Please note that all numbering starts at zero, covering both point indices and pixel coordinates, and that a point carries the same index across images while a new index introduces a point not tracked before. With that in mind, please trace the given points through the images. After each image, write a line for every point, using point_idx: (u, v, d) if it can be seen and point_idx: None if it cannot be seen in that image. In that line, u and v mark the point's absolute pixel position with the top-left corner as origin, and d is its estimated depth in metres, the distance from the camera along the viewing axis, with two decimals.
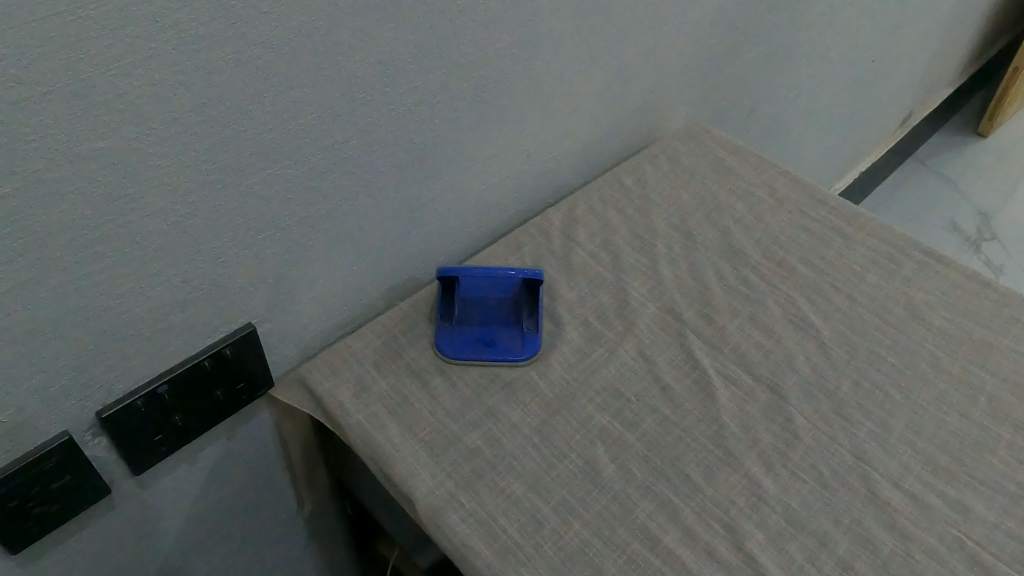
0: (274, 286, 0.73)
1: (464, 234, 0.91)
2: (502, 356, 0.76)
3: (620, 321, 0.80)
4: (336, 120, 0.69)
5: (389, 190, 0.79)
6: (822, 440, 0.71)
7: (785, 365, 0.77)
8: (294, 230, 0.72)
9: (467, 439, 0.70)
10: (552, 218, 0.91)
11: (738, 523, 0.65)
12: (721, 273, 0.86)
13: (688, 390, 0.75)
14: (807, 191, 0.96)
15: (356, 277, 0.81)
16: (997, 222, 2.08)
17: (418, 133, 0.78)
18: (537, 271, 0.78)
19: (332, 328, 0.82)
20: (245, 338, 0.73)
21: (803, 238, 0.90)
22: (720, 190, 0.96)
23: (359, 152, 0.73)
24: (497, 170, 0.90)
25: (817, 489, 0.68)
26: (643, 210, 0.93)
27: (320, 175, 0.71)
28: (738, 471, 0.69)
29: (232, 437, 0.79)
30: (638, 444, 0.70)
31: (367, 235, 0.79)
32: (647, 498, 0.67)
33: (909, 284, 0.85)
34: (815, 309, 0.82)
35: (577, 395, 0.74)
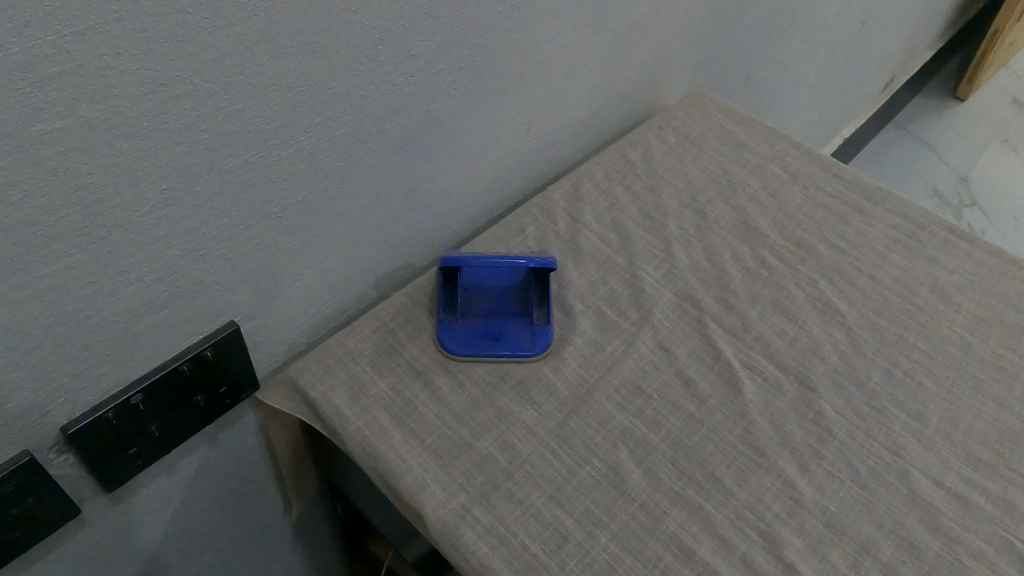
0: (260, 279, 0.66)
1: (461, 215, 0.84)
2: (512, 352, 0.70)
3: (634, 310, 0.75)
4: (328, 94, 0.61)
5: (382, 168, 0.71)
6: (858, 436, 0.67)
7: (812, 354, 0.72)
8: (281, 218, 0.64)
9: (479, 444, 0.64)
10: (555, 197, 0.85)
11: (776, 531, 0.61)
12: (739, 255, 0.80)
13: (712, 384, 0.69)
14: (821, 164, 0.91)
15: (348, 266, 0.74)
16: (977, 188, 2.06)
17: (414, 106, 0.70)
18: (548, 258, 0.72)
19: (322, 322, 0.74)
20: (229, 337, 0.65)
21: (821, 214, 0.85)
22: (730, 164, 0.90)
23: (351, 129, 0.65)
24: (496, 145, 0.83)
25: (855, 490, 0.63)
26: (651, 187, 0.86)
27: (310, 155, 0.63)
28: (772, 473, 0.64)
29: (215, 443, 0.72)
30: (663, 445, 0.65)
31: (359, 220, 0.72)
32: (678, 506, 0.62)
33: (933, 264, 0.81)
34: (840, 293, 0.77)
35: (595, 393, 0.68)
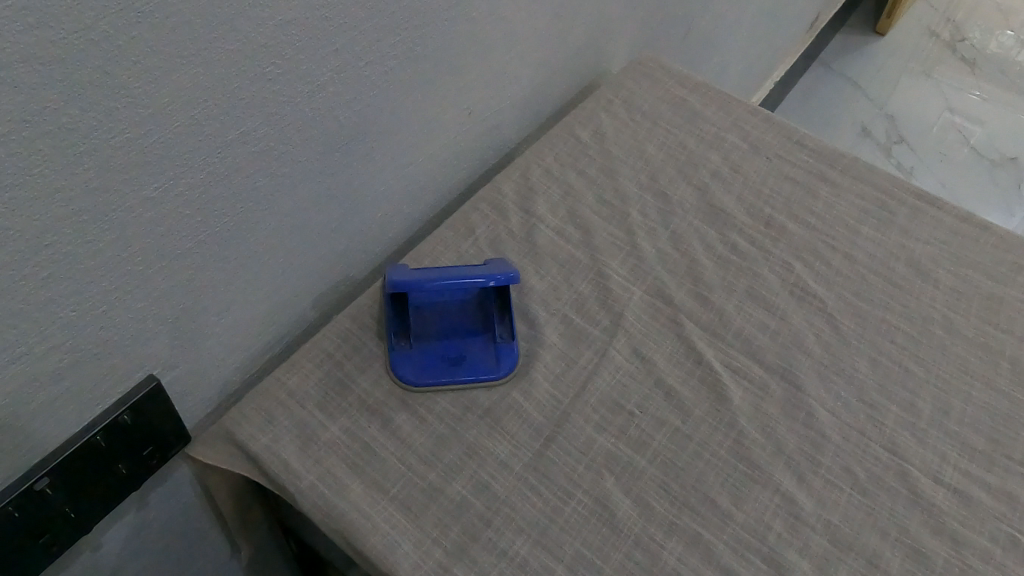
0: (180, 324, 0.56)
1: (402, 217, 0.75)
2: (476, 376, 0.63)
3: (604, 314, 0.68)
4: (241, 105, 0.51)
5: (312, 180, 0.62)
6: (852, 436, 0.62)
7: (795, 348, 0.68)
8: (198, 253, 0.54)
9: (451, 489, 0.57)
10: (504, 189, 0.77)
11: (780, 554, 0.56)
12: (707, 241, 0.75)
13: (696, 391, 0.64)
14: (782, 131, 0.85)
15: (281, 291, 0.65)
16: (903, 123, 2.05)
17: (341, 106, 0.61)
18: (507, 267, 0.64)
19: (255, 357, 0.65)
20: (149, 394, 0.56)
21: (788, 188, 0.80)
22: (688, 137, 0.84)
23: (273, 142, 0.56)
24: (435, 136, 0.74)
25: (856, 498, 0.59)
26: (607, 170, 0.80)
27: (226, 178, 0.53)
28: (769, 488, 0.59)
29: (145, 506, 0.63)
30: (652, 468, 0.60)
31: (290, 240, 0.63)
32: (674, 538, 0.56)
33: (906, 234, 0.76)
34: (816, 275, 0.73)
35: (572, 415, 0.62)
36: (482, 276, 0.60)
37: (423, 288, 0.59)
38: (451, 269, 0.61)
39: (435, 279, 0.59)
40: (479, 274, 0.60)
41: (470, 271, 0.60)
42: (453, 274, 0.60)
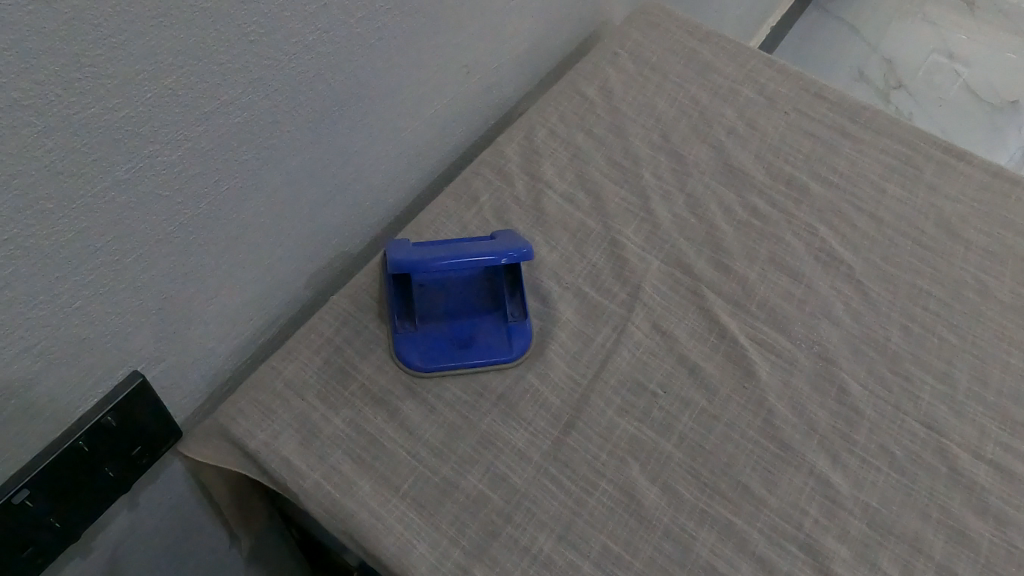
0: (164, 315, 0.51)
1: (399, 185, 0.70)
2: (488, 359, 0.58)
3: (620, 287, 0.64)
4: (221, 71, 0.45)
5: (303, 151, 0.56)
6: (886, 412, 0.59)
7: (823, 318, 0.64)
8: (180, 237, 0.49)
9: (467, 483, 0.53)
10: (507, 152, 0.72)
11: (817, 542, 0.53)
12: (726, 204, 0.70)
13: (721, 368, 0.60)
14: (799, 83, 0.80)
15: (273, 272, 0.60)
16: (901, 67, 1.99)
17: (332, 68, 0.55)
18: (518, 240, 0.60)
19: (247, 343, 0.61)
20: (134, 393, 0.51)
21: (808, 145, 0.75)
22: (700, 91, 0.78)
23: (258, 111, 0.50)
24: (432, 97, 0.68)
25: (894, 478, 0.56)
26: (616, 129, 0.74)
27: (208, 153, 0.48)
28: (802, 470, 0.56)
29: (136, 506, 0.59)
30: (678, 453, 0.56)
31: (281, 217, 0.57)
32: (705, 528, 0.53)
33: (934, 192, 0.72)
34: (842, 239, 0.69)
35: (592, 398, 0.58)
36: (491, 252, 0.55)
37: (429, 268, 0.54)
38: (457, 245, 0.56)
39: (441, 257, 0.54)
40: (488, 249, 0.55)
41: (478, 246, 0.55)
42: (460, 250, 0.55)
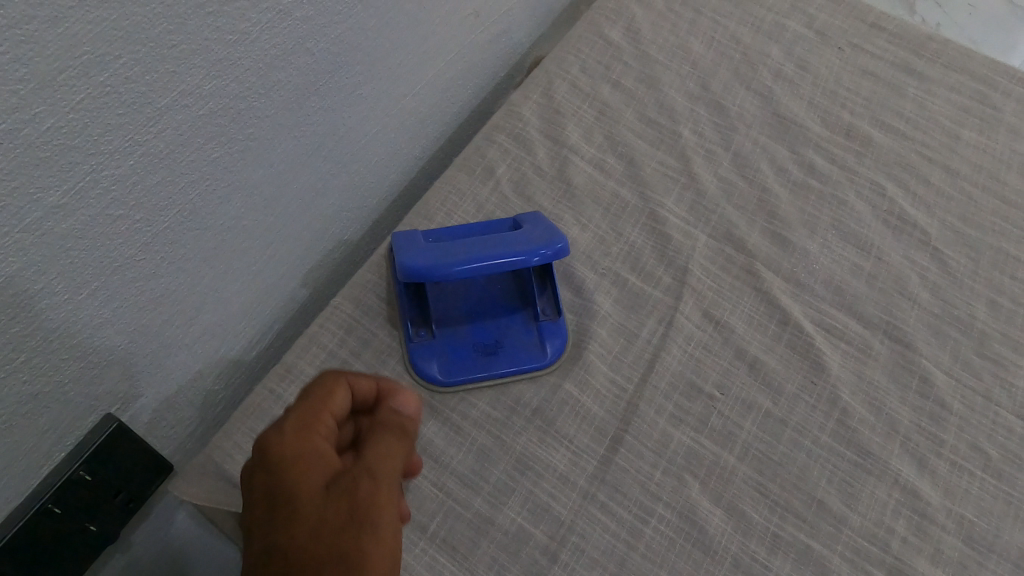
0: (136, 346, 0.43)
1: (403, 157, 0.60)
2: (518, 366, 0.51)
3: (665, 270, 0.55)
4: (172, 56, 0.36)
5: (286, 136, 0.46)
6: (977, 404, 0.51)
7: (898, 294, 0.55)
8: (145, 259, 0.41)
9: (503, 517, 0.46)
10: (524, 113, 0.62)
11: (909, 565, 0.46)
12: (778, 162, 0.61)
13: (786, 361, 0.52)
14: (853, 12, 0.70)
15: (265, 277, 0.51)
16: None
17: (316, 34, 0.44)
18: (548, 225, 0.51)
19: (241, 359, 0.53)
20: (108, 441, 0.44)
21: (868, 86, 0.65)
22: (741, 28, 0.68)
23: (226, 97, 0.40)
24: (437, 53, 0.58)
25: (990, 483, 0.49)
26: (648, 79, 0.65)
27: (167, 157, 0.38)
28: (886, 479, 0.49)
29: (130, 547, 0.52)
30: (743, 467, 0.49)
31: (268, 214, 0.49)
32: (779, 556, 0.46)
33: (1016, 136, 0.63)
34: (913, 198, 0.60)
35: (640, 406, 0.50)
36: (520, 250, 0.47)
37: (447, 276, 0.46)
38: (479, 243, 0.47)
39: (460, 262, 0.46)
40: (517, 247, 0.47)
41: (504, 244, 0.47)
42: (485, 251, 0.47)
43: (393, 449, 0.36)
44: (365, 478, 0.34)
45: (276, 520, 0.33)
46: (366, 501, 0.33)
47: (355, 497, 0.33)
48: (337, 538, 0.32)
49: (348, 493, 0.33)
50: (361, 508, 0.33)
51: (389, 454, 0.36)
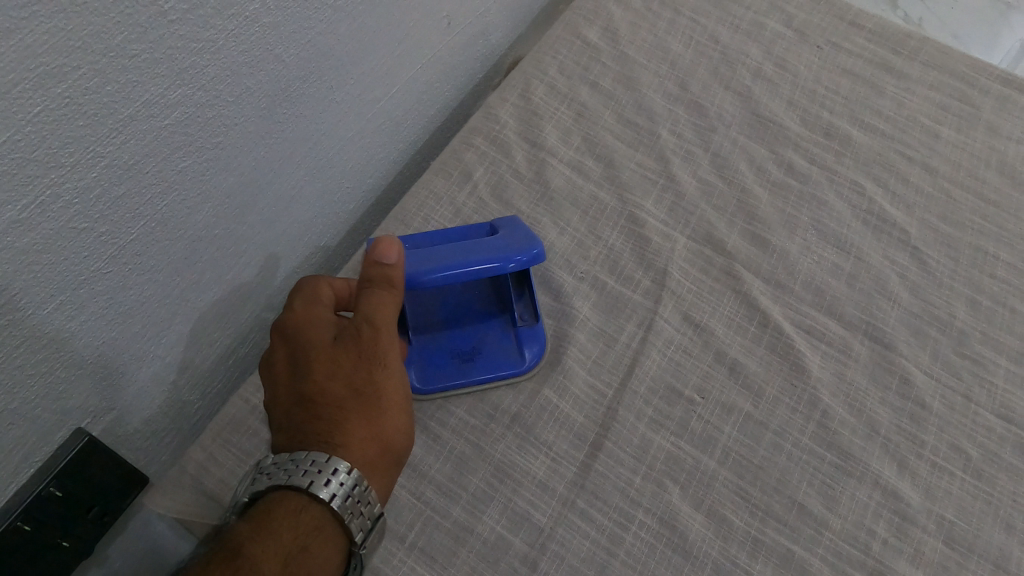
0: (107, 360, 0.43)
1: (380, 161, 0.60)
2: (496, 371, 0.50)
3: (644, 273, 0.55)
4: (134, 66, 0.35)
5: (258, 143, 0.46)
6: (956, 403, 0.51)
7: (878, 294, 0.55)
8: (113, 271, 0.40)
9: (482, 525, 0.46)
10: (501, 115, 0.61)
11: (889, 568, 0.46)
12: (757, 162, 0.61)
13: (766, 364, 0.52)
14: (831, 10, 0.70)
15: (240, 286, 0.51)
16: None
17: (286, 40, 0.44)
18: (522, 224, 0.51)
19: (217, 369, 0.52)
20: (79, 456, 0.43)
21: (847, 84, 0.65)
22: (719, 27, 0.68)
23: (193, 106, 0.40)
24: (413, 56, 0.57)
25: (970, 483, 0.48)
26: (626, 80, 0.64)
27: (133, 167, 0.38)
28: (866, 481, 0.48)
29: None
30: (724, 471, 0.48)
31: (241, 222, 0.48)
32: (760, 560, 0.46)
33: (995, 134, 0.63)
34: (892, 197, 0.60)
35: (620, 412, 0.50)
36: (494, 257, 0.47)
37: (421, 283, 0.45)
38: (453, 249, 0.47)
39: (434, 269, 0.45)
40: (490, 254, 0.47)
41: (477, 250, 0.47)
42: (458, 257, 0.46)
43: (385, 316, 0.42)
44: (367, 329, 0.42)
45: (301, 369, 0.41)
46: (369, 346, 0.41)
47: (361, 345, 0.41)
48: (351, 374, 0.41)
49: (353, 342, 0.42)
50: (368, 352, 0.41)
51: (381, 306, 0.42)
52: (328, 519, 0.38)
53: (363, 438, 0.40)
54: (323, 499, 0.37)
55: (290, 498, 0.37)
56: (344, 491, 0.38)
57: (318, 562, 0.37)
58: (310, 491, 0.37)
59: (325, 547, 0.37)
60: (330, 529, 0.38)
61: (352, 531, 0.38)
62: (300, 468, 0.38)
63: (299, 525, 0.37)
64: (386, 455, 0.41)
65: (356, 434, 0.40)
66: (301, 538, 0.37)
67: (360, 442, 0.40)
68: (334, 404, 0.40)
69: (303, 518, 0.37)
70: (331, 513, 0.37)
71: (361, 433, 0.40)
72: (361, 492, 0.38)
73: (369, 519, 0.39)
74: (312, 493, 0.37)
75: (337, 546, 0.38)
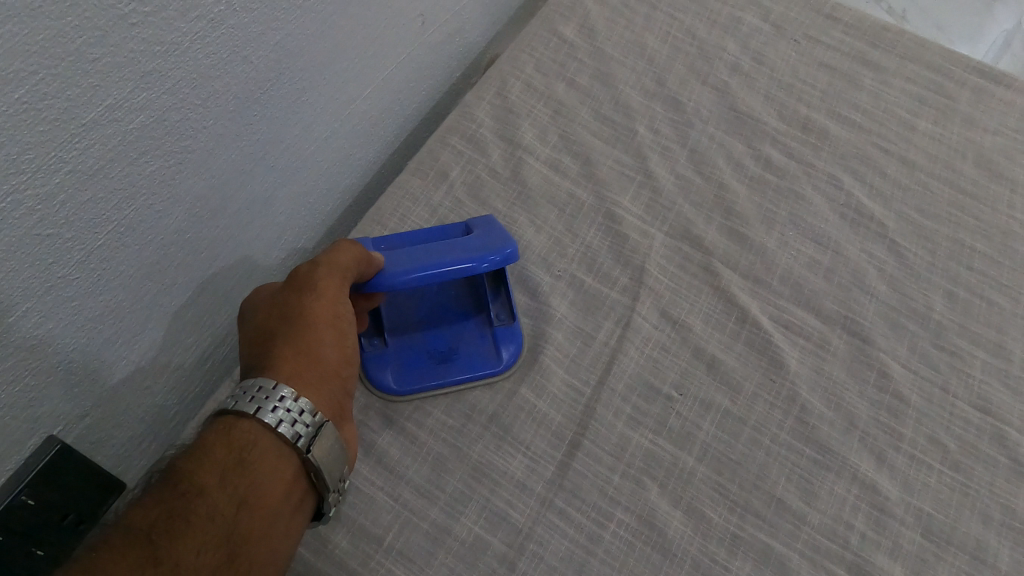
0: (78, 366, 0.42)
1: (355, 162, 0.60)
2: (472, 372, 0.50)
3: (621, 271, 0.55)
4: (95, 70, 0.35)
5: (227, 145, 0.45)
6: (934, 396, 0.51)
7: (856, 288, 0.55)
8: (81, 277, 0.39)
9: (460, 526, 0.46)
10: (478, 114, 0.61)
11: (868, 562, 0.46)
12: (734, 157, 0.61)
13: (744, 359, 0.52)
14: (808, 4, 0.70)
15: (214, 289, 0.50)
16: None
17: (253, 42, 0.43)
18: (496, 223, 0.50)
19: (193, 373, 0.52)
20: (52, 464, 0.43)
21: (825, 78, 0.65)
22: (697, 23, 0.68)
23: (159, 109, 0.39)
24: (386, 56, 0.57)
25: (949, 476, 0.48)
26: (603, 77, 0.64)
27: (98, 171, 0.37)
28: (845, 475, 0.48)
29: None
30: (702, 468, 0.48)
31: (213, 225, 0.48)
32: (739, 556, 0.45)
33: (971, 126, 0.63)
34: (870, 190, 0.60)
35: (597, 410, 0.50)
36: (467, 256, 0.46)
37: (395, 284, 0.45)
38: (427, 249, 0.47)
39: (401, 272, 0.45)
40: (464, 253, 0.46)
41: (451, 250, 0.47)
42: (427, 258, 0.46)
43: (326, 251, 0.44)
44: (307, 265, 0.44)
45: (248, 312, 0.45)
46: (306, 276, 0.44)
47: (297, 277, 0.44)
48: (283, 304, 0.43)
49: (292, 278, 0.44)
50: (303, 281, 0.44)
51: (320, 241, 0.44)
52: (263, 432, 0.39)
53: (291, 355, 0.42)
54: (250, 415, 0.39)
55: (226, 422, 0.39)
56: (271, 405, 0.39)
57: (258, 471, 0.38)
58: (237, 409, 0.39)
59: (264, 457, 0.39)
60: (270, 442, 0.39)
61: (292, 440, 0.39)
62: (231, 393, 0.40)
63: (234, 442, 0.39)
64: (321, 374, 0.42)
65: (285, 354, 0.42)
66: (235, 453, 0.38)
67: (286, 359, 0.42)
68: (268, 333, 0.43)
69: (237, 434, 0.39)
70: (262, 424, 0.39)
71: (288, 350, 0.42)
72: (291, 402, 0.40)
73: (308, 426, 0.40)
74: (239, 410, 0.39)
75: (283, 457, 0.39)
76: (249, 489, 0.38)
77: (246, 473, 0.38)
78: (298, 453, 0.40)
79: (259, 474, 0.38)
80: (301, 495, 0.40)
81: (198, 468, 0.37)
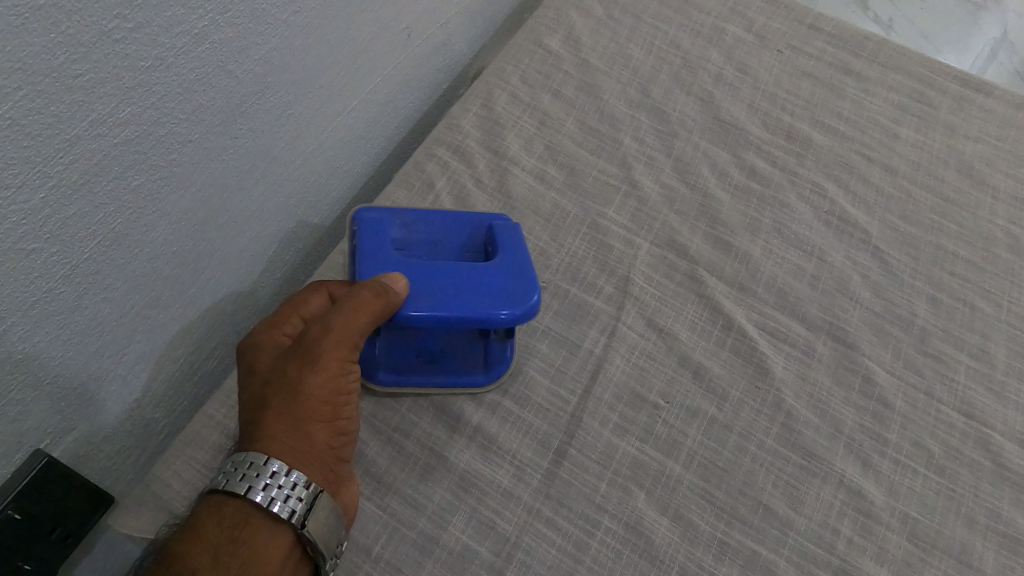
0: (65, 379, 0.42)
1: (342, 173, 0.60)
2: (453, 380, 0.51)
3: (607, 280, 0.56)
4: (79, 86, 0.35)
5: (213, 159, 0.46)
6: (918, 401, 0.52)
7: (840, 294, 0.56)
8: (67, 291, 0.40)
9: (447, 536, 0.46)
10: (464, 125, 0.62)
11: (855, 566, 0.46)
12: (719, 166, 0.61)
13: (730, 367, 0.52)
14: (791, 14, 0.70)
15: (202, 302, 0.51)
16: None
17: (238, 57, 0.44)
18: (525, 261, 0.48)
19: (181, 386, 0.52)
20: (40, 478, 0.43)
21: (807, 87, 0.66)
22: (681, 33, 0.69)
23: (143, 125, 0.40)
24: (372, 68, 0.58)
25: (934, 479, 0.49)
26: (588, 88, 0.65)
27: (82, 187, 0.38)
28: (831, 480, 0.49)
29: None
30: (689, 475, 0.48)
31: (200, 238, 0.48)
32: (727, 562, 0.46)
33: (953, 133, 0.63)
34: (853, 197, 0.60)
35: (584, 419, 0.50)
36: (484, 307, 0.45)
37: (407, 324, 0.45)
38: (445, 287, 0.45)
39: (419, 316, 0.44)
40: (482, 302, 0.45)
41: (470, 296, 0.45)
42: (446, 302, 0.45)
43: (337, 318, 0.43)
44: (316, 332, 0.43)
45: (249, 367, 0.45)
46: (313, 346, 0.43)
47: (304, 345, 0.43)
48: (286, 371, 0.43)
49: (300, 343, 0.44)
50: (308, 351, 0.43)
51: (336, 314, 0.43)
52: (255, 509, 0.40)
53: (284, 430, 0.42)
54: (239, 494, 0.40)
55: (218, 499, 0.40)
56: (261, 484, 0.40)
57: (250, 550, 0.39)
58: (227, 488, 0.40)
59: (256, 534, 0.39)
60: (262, 519, 0.40)
61: (285, 517, 0.40)
62: (224, 469, 0.41)
63: (225, 521, 0.40)
64: (313, 450, 0.42)
65: (279, 428, 0.42)
66: (228, 532, 0.39)
67: (282, 436, 0.41)
68: (266, 400, 0.43)
69: (229, 513, 0.40)
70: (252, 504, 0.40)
71: (281, 423, 0.42)
72: (282, 479, 0.40)
73: (301, 501, 0.40)
74: (229, 490, 0.40)
75: (277, 533, 0.40)
76: (243, 567, 0.39)
77: (238, 551, 0.39)
78: (292, 528, 0.40)
79: (251, 551, 0.39)
80: (295, 565, 0.41)
81: (190, 549, 0.38)
